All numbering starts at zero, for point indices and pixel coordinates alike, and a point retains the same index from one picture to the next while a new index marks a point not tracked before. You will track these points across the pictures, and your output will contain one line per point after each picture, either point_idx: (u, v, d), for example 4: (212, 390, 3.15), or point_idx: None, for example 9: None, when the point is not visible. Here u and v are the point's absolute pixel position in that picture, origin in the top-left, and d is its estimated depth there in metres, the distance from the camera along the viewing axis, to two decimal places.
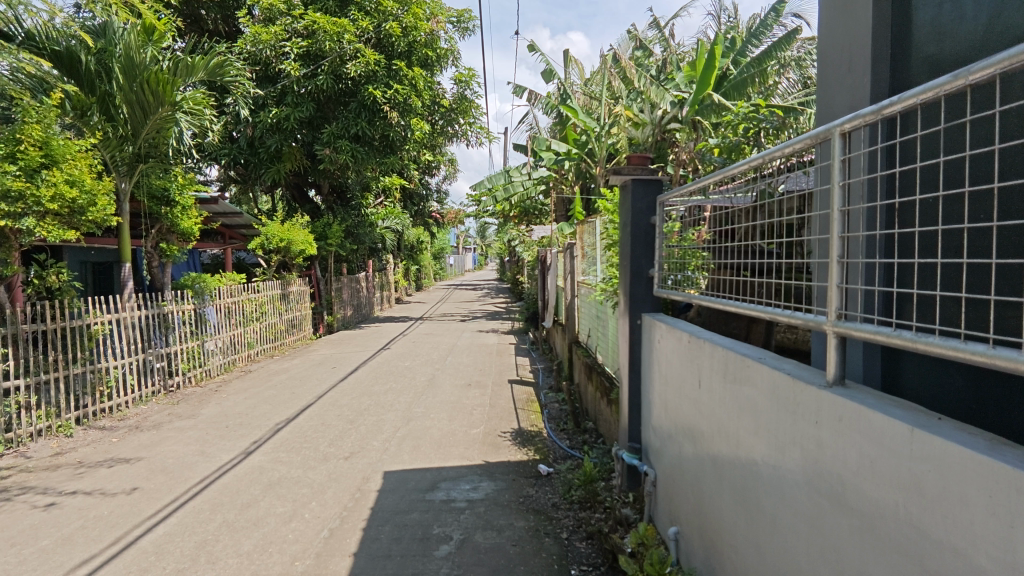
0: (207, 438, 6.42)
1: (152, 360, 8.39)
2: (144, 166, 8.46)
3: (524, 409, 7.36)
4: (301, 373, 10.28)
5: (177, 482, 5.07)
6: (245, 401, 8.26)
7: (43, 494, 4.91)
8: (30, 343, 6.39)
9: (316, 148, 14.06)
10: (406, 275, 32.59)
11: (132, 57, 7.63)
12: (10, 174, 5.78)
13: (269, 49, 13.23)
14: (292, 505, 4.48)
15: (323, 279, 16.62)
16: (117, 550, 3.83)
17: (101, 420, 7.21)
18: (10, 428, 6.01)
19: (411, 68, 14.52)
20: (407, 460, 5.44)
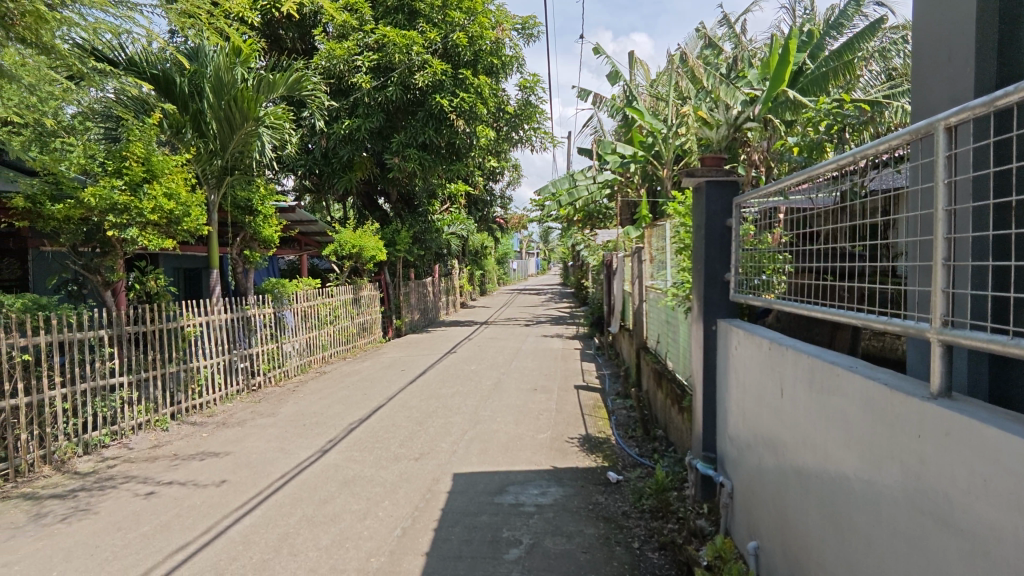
0: (286, 436, 6.75)
1: (237, 360, 8.91)
2: (230, 178, 9.03)
3: (591, 414, 7.30)
4: (372, 375, 10.62)
5: (260, 476, 5.36)
6: (320, 401, 8.62)
7: (143, 483, 5.31)
8: (133, 343, 6.92)
9: (385, 157, 14.56)
10: (470, 280, 33.10)
11: (220, 76, 8.16)
12: (117, 189, 6.37)
13: (343, 63, 13.82)
14: (366, 503, 4.63)
15: (392, 284, 17.15)
16: (209, 539, 4.08)
17: (192, 416, 7.73)
18: (116, 421, 6.54)
19: (478, 76, 14.78)
20: (475, 463, 5.52)
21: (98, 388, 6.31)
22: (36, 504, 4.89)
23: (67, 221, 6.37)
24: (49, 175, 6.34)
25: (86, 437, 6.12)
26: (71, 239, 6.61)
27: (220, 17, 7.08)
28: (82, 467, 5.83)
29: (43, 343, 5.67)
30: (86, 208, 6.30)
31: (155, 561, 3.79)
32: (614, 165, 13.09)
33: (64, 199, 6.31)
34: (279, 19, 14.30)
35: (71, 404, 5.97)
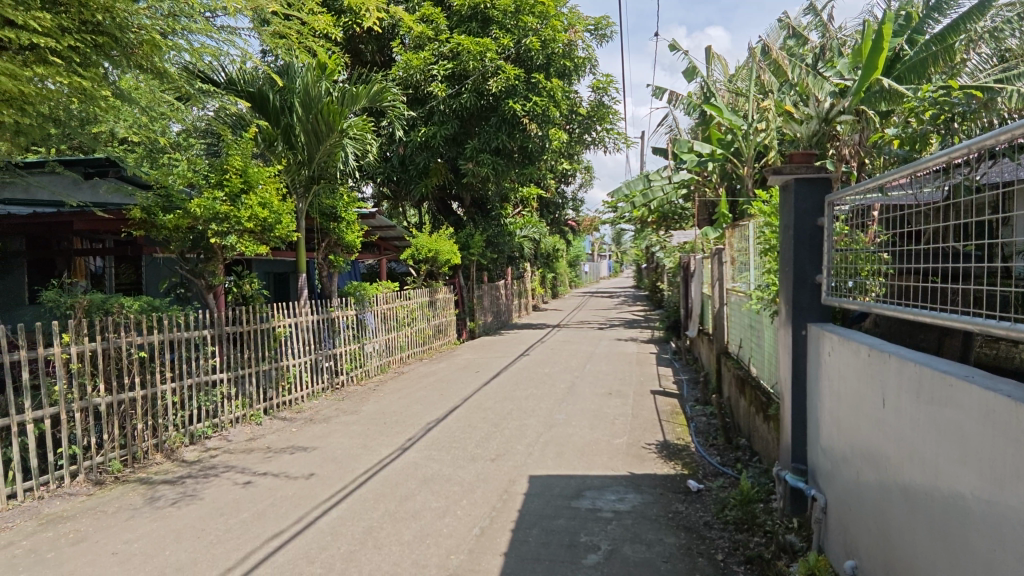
0: (369, 433, 7.03)
1: (322, 360, 9.37)
2: (317, 187, 9.50)
3: (669, 421, 7.11)
4: (448, 375, 10.87)
5: (345, 471, 5.61)
6: (400, 400, 8.92)
7: (241, 473, 5.70)
8: (231, 341, 7.44)
9: (460, 163, 14.88)
10: (542, 282, 33.17)
11: (308, 91, 8.62)
12: (219, 200, 6.91)
13: (419, 73, 14.24)
14: (445, 501, 4.74)
15: (466, 287, 17.47)
16: (301, 528, 4.32)
17: (283, 412, 8.22)
18: (216, 415, 7.06)
19: (550, 79, 14.85)
20: (552, 466, 5.52)
21: (202, 384, 6.83)
22: (150, 488, 5.36)
23: (175, 230, 6.94)
24: (161, 189, 6.95)
25: (192, 429, 6.64)
26: (179, 245, 7.19)
27: (308, 35, 7.48)
28: (188, 456, 6.33)
29: (156, 341, 6.19)
30: (192, 217, 6.84)
31: (253, 546, 4.05)
32: (690, 164, 12.71)
33: (173, 209, 6.90)
34: (361, 34, 14.96)
35: (179, 397, 6.50)
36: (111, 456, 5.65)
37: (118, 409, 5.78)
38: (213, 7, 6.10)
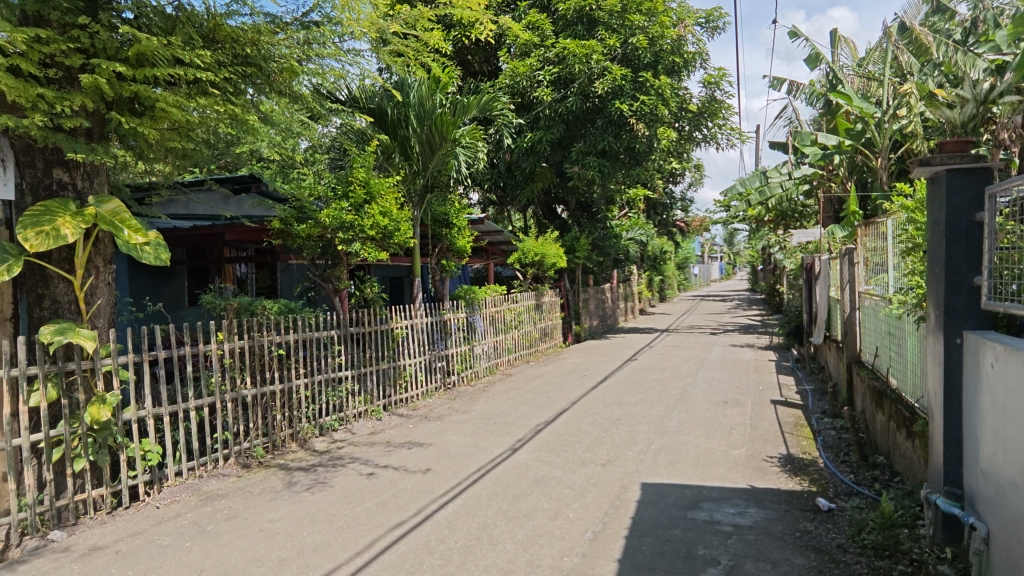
0: (480, 432, 7.23)
1: (434, 360, 9.79)
2: (430, 195, 9.96)
3: (793, 433, 6.66)
4: (555, 379, 10.92)
5: (459, 468, 5.82)
6: (508, 402, 9.10)
7: (365, 465, 6.11)
8: (355, 341, 7.97)
9: (566, 166, 14.95)
10: (649, 286, 32.37)
11: (423, 104, 9.07)
12: (345, 210, 7.45)
13: (525, 80, 14.40)
14: (557, 503, 4.77)
15: (571, 290, 17.46)
16: (420, 521, 4.54)
17: (400, 409, 8.70)
18: (342, 409, 7.61)
19: (658, 77, 14.52)
20: (664, 475, 5.37)
21: (330, 380, 7.40)
22: (288, 474, 5.88)
23: (308, 238, 7.55)
24: (295, 202, 7.62)
25: (322, 421, 7.20)
26: (311, 252, 7.83)
27: (425, 52, 7.88)
28: (319, 446, 6.87)
29: (291, 340, 6.79)
30: (322, 227, 7.42)
31: (378, 534, 4.32)
32: (814, 157, 11.84)
33: (306, 220, 7.53)
34: (469, 45, 15.44)
35: (311, 392, 7.08)
36: (255, 443, 6.27)
37: (260, 400, 6.40)
38: (343, 33, 6.61)
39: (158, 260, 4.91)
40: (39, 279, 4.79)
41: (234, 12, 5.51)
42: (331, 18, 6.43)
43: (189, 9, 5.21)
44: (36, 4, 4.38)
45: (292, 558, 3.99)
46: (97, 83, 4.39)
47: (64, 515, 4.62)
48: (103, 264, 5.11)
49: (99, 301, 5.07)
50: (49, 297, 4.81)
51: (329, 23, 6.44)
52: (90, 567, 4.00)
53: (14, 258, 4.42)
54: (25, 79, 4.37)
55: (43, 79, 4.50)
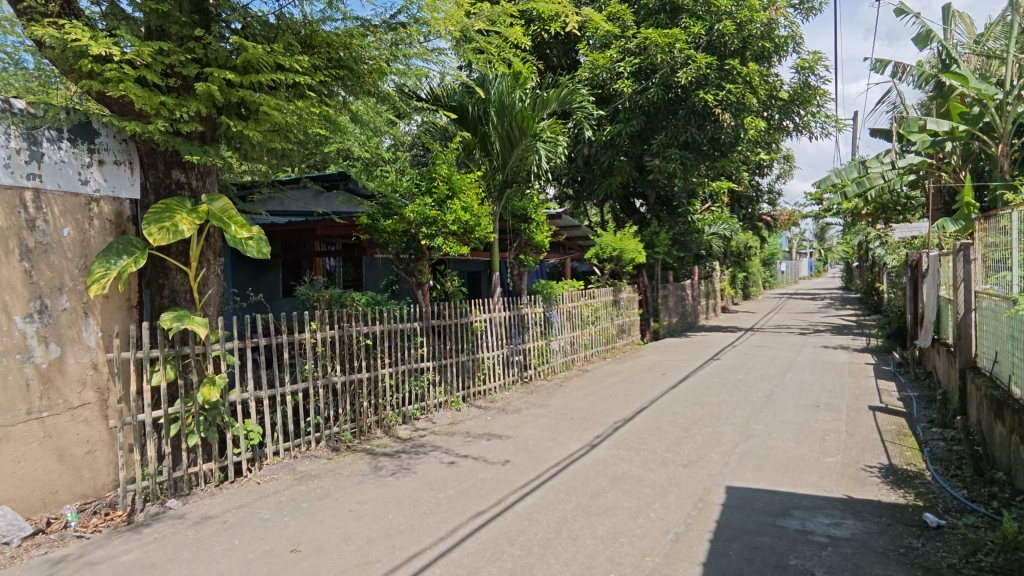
0: (558, 427, 7.24)
1: (512, 354, 9.89)
2: (509, 190, 10.04)
3: (894, 443, 6.20)
4: (633, 376, 10.73)
5: (538, 462, 5.85)
6: (586, 397, 9.05)
7: (446, 453, 6.29)
8: (436, 333, 8.21)
9: (646, 159, 14.60)
10: (732, 283, 31.11)
11: (503, 100, 9.15)
12: (429, 206, 7.64)
13: (606, 72, 14.17)
14: (637, 502, 4.70)
15: (650, 287, 17.09)
16: (501, 511, 4.62)
17: (478, 400, 8.86)
18: (424, 399, 7.86)
19: (746, 64, 13.90)
20: (751, 479, 5.16)
21: (413, 370, 7.67)
22: (374, 459, 6.15)
23: (394, 233, 7.83)
24: (382, 199, 7.92)
25: (404, 409, 7.48)
26: (396, 247, 8.12)
27: (507, 48, 7.94)
28: (402, 433, 7.13)
29: (378, 330, 7.08)
30: (407, 222, 7.67)
31: (460, 521, 4.43)
32: (921, 146, 10.67)
33: (392, 216, 7.81)
34: (548, 39, 15.40)
35: (395, 381, 7.37)
36: (344, 428, 6.59)
37: (349, 387, 6.72)
38: (428, 33, 6.80)
39: (260, 253, 5.25)
40: (160, 270, 5.27)
41: (329, 17, 5.80)
42: (417, 19, 6.62)
43: (289, 17, 5.54)
44: (159, 20, 4.82)
45: (380, 539, 4.18)
46: (210, 90, 4.76)
47: (179, 485, 5.07)
48: (213, 257, 5.55)
49: (210, 291, 5.51)
50: (168, 287, 5.29)
51: (415, 24, 6.64)
52: (201, 535, 4.36)
53: (140, 251, 4.90)
54: (149, 88, 4.79)
55: (164, 87, 4.91)
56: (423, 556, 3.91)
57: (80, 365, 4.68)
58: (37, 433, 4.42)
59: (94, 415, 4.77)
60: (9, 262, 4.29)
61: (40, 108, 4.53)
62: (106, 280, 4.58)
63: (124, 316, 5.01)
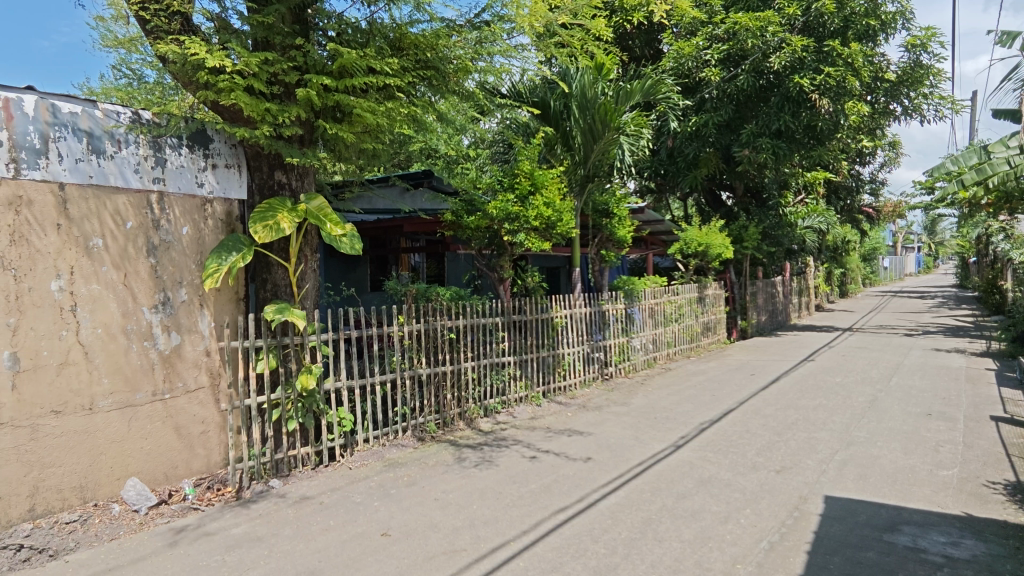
0: (640, 426, 7.10)
1: (593, 351, 9.79)
2: (591, 185, 9.90)
3: (1022, 458, 5.57)
4: (720, 376, 10.31)
5: (620, 460, 5.77)
6: (669, 397, 8.80)
7: (528, 448, 6.33)
8: (517, 328, 8.28)
9: (734, 150, 13.96)
10: (827, 280, 29.22)
11: (585, 93, 9.02)
12: (512, 202, 7.68)
13: (691, 60, 13.66)
14: (727, 507, 4.52)
15: (737, 283, 16.37)
16: (584, 508, 4.59)
17: (559, 397, 8.85)
18: (505, 393, 7.95)
19: (847, 44, 12.95)
20: (853, 489, 4.82)
21: (495, 364, 7.78)
22: (457, 450, 6.30)
23: (477, 229, 7.95)
24: (466, 196, 8.06)
25: (486, 403, 7.60)
26: (478, 243, 8.25)
27: (590, 41, 7.84)
28: (484, 426, 7.25)
29: (461, 325, 7.24)
30: (489, 218, 7.77)
31: (543, 516, 4.45)
32: None
33: (475, 212, 7.94)
34: (631, 29, 15.02)
35: (478, 374, 7.49)
36: (428, 419, 6.79)
37: (434, 379, 6.92)
38: (512, 29, 6.83)
39: (352, 249, 5.50)
40: (263, 265, 5.66)
41: (416, 20, 5.97)
42: (501, 16, 6.66)
43: (380, 22, 5.76)
44: (265, 32, 5.15)
45: (465, 529, 4.27)
46: (309, 95, 5.04)
47: (280, 466, 5.43)
48: (311, 253, 5.88)
49: (308, 285, 5.84)
50: (271, 281, 5.66)
51: (499, 21, 6.68)
52: (301, 514, 4.65)
53: (246, 248, 5.27)
54: (256, 95, 5.14)
55: (269, 95, 5.24)
56: (507, 549, 3.96)
57: (196, 352, 5.13)
58: (161, 413, 4.89)
59: (207, 397, 5.21)
60: (138, 257, 4.76)
61: (164, 118, 4.99)
62: (218, 275, 4.97)
63: (233, 308, 5.42)
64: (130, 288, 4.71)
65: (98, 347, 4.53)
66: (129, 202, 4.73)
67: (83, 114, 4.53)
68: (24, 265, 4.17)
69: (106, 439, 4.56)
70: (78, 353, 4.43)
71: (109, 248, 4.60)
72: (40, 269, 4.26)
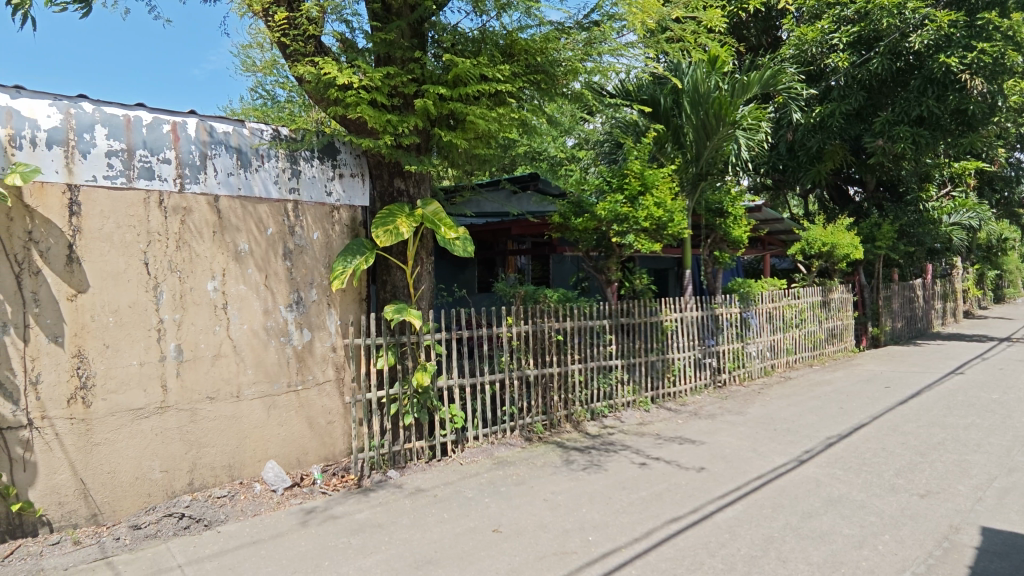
0: (757, 437, 6.70)
1: (705, 356, 9.38)
2: (704, 184, 9.47)
3: None
4: (850, 388, 9.45)
5: (737, 472, 5.48)
6: (791, 408, 8.21)
7: (637, 454, 6.19)
8: (625, 331, 8.13)
9: (865, 141, 12.75)
10: (977, 283, 25.92)
11: (698, 89, 8.69)
12: (621, 203, 7.56)
13: (817, 46, 12.70)
14: (860, 530, 4.14)
15: (868, 286, 14.96)
16: (698, 519, 4.41)
17: (668, 403, 8.58)
18: (612, 396, 7.84)
19: (1006, 16, 11.43)
20: (1017, 522, 4.24)
21: (602, 367, 7.70)
22: (565, 452, 6.30)
23: (585, 231, 7.89)
24: (574, 197, 8.04)
25: (593, 406, 7.53)
26: (586, 244, 8.18)
27: (703, 33, 7.56)
28: (591, 429, 7.19)
29: (569, 326, 7.25)
30: (598, 220, 7.69)
31: (655, 524, 4.33)
32: None
33: (584, 214, 7.88)
34: (746, 18, 14.24)
35: (585, 376, 7.45)
36: (536, 420, 6.84)
37: (541, 380, 6.97)
38: (622, 28, 6.75)
39: (465, 252, 5.68)
40: (384, 268, 6.00)
41: (526, 26, 6.06)
42: (611, 15, 6.60)
43: (491, 30, 5.91)
44: (386, 48, 5.48)
45: (574, 531, 4.27)
46: (426, 106, 5.29)
47: (397, 458, 5.72)
48: (426, 255, 6.14)
49: (423, 286, 6.12)
50: (390, 283, 6.00)
51: (609, 20, 6.62)
52: (417, 505, 4.88)
53: (368, 251, 5.61)
54: (378, 108, 5.47)
55: (390, 107, 5.55)
56: (618, 554, 3.90)
57: (324, 347, 5.53)
58: (295, 403, 5.34)
59: (334, 390, 5.59)
60: (277, 260, 5.24)
61: (299, 134, 5.47)
62: (344, 276, 5.34)
63: (357, 307, 5.79)
64: (270, 288, 5.20)
65: (244, 342, 5.05)
66: (269, 211, 5.22)
67: (233, 133, 5.07)
68: (186, 268, 4.76)
69: (250, 425, 5.06)
70: (229, 346, 4.97)
71: (254, 252, 5.11)
72: (199, 271, 4.83)
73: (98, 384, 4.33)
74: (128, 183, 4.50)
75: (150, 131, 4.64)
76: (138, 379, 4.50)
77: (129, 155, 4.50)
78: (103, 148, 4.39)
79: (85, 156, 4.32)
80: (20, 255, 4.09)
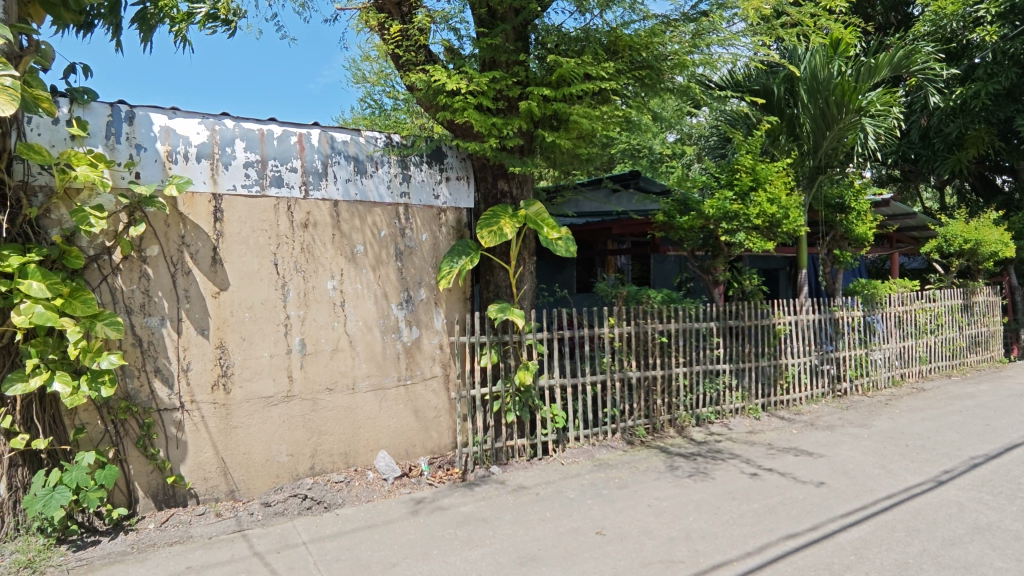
0: (885, 453, 6.12)
1: (822, 363, 8.73)
2: (822, 178, 8.83)
3: None
4: (998, 403, 8.37)
5: (863, 490, 5.04)
6: (925, 422, 7.42)
7: (748, 464, 5.87)
8: (733, 335, 7.74)
9: (1018, 123, 11.26)
10: None
11: (816, 76, 8.10)
12: (730, 199, 7.22)
13: (957, 20, 11.42)
14: (1016, 565, 3.66)
15: (1020, 289, 13.19)
16: (818, 537, 4.11)
17: (781, 411, 8.06)
18: (719, 402, 7.51)
19: None
20: None
21: (708, 371, 7.39)
22: (669, 458, 6.12)
23: (690, 230, 7.56)
24: (678, 195, 7.76)
25: (699, 411, 7.24)
26: (692, 244, 7.86)
27: (824, 16, 7.04)
28: (695, 435, 6.93)
29: (672, 328, 7.04)
30: (705, 218, 7.38)
31: (769, 539, 4.09)
32: None
33: (691, 211, 7.60)
34: None
35: (690, 380, 7.19)
36: (638, 423, 6.70)
37: (644, 383, 6.82)
38: (733, 16, 6.45)
39: (567, 251, 5.68)
40: (487, 268, 6.14)
41: (631, 22, 5.95)
42: (721, 4, 6.33)
43: (594, 28, 5.85)
44: (492, 53, 5.61)
45: (681, 540, 4.13)
46: (531, 107, 5.35)
47: (500, 455, 5.83)
48: (527, 255, 6.20)
49: (525, 286, 6.19)
50: (493, 283, 6.13)
51: (718, 9, 6.35)
52: (519, 502, 4.94)
53: (473, 252, 5.75)
54: (484, 112, 5.59)
55: (495, 110, 5.66)
56: (729, 567, 3.73)
57: (431, 344, 5.75)
58: (404, 397, 5.59)
59: (440, 386, 5.80)
60: (389, 261, 5.53)
61: (409, 140, 5.73)
62: (451, 276, 5.53)
63: (461, 306, 5.96)
64: (382, 287, 5.50)
65: (359, 338, 5.37)
66: (382, 214, 5.51)
67: (351, 141, 5.41)
68: (310, 268, 5.14)
69: (364, 416, 5.37)
70: (346, 342, 5.31)
71: (368, 253, 5.43)
72: (320, 271, 5.20)
73: (236, 373, 4.80)
74: (262, 191, 4.94)
75: (280, 143, 5.05)
76: (268, 369, 4.94)
77: (262, 165, 4.94)
78: (241, 160, 4.85)
79: (227, 167, 4.80)
80: (174, 256, 4.62)
